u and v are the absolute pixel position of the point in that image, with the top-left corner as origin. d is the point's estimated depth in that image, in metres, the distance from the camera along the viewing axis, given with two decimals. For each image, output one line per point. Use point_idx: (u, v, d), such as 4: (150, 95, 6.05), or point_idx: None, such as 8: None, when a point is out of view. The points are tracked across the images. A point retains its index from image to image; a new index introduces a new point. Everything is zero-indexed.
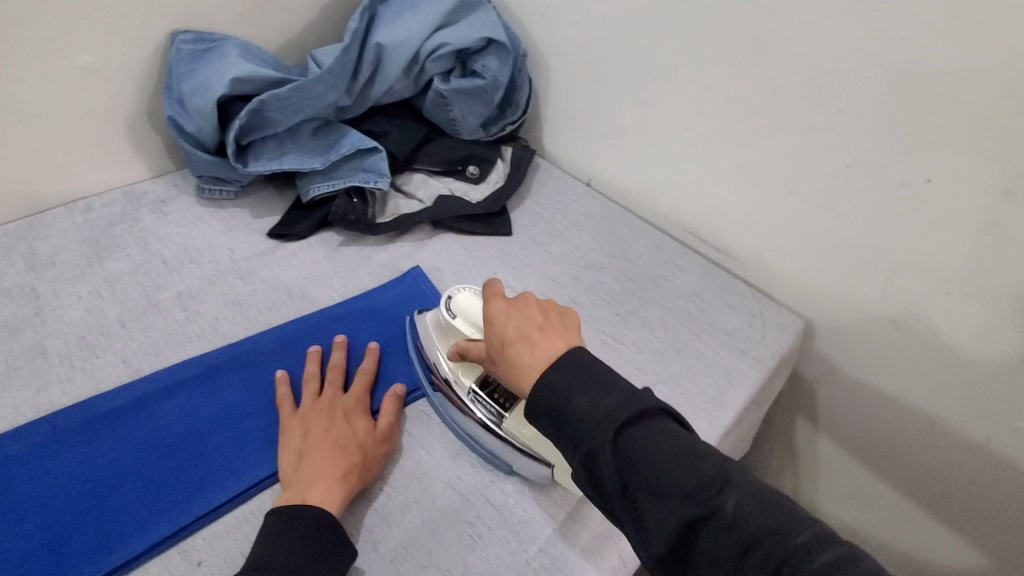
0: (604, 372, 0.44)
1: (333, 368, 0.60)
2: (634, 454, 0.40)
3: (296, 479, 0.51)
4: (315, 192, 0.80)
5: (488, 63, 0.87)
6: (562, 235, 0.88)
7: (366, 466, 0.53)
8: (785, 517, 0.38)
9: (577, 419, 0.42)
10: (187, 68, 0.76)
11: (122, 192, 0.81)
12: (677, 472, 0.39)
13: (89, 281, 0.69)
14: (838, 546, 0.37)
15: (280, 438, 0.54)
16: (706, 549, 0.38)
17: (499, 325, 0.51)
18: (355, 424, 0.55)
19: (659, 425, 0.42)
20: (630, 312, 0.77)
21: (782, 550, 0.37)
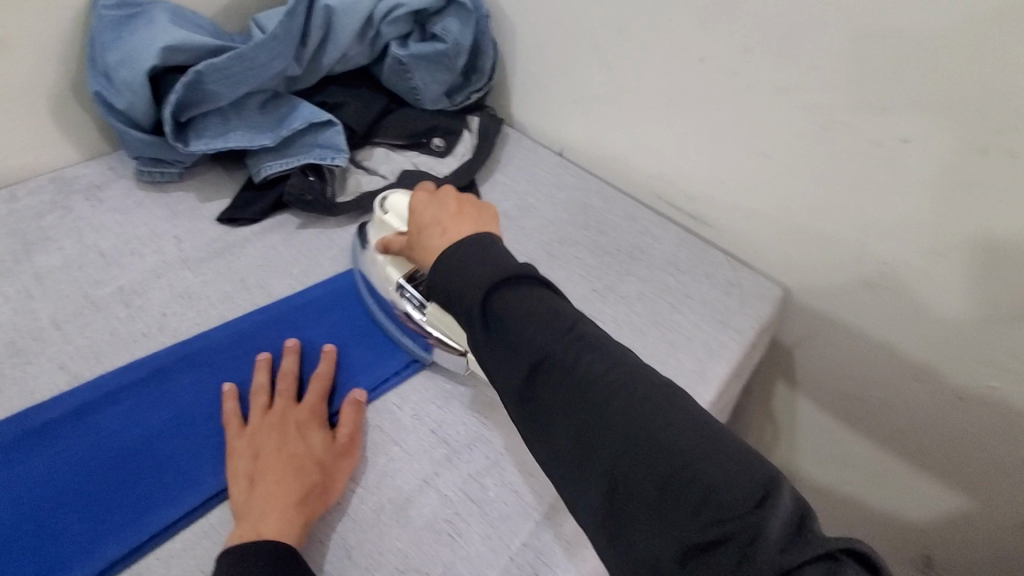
0: (494, 249, 0.45)
1: (284, 377, 0.55)
2: (496, 307, 0.42)
3: (248, 508, 0.46)
4: (267, 172, 0.74)
5: (448, 25, 0.81)
6: (535, 208, 0.84)
7: (326, 485, 0.49)
8: (626, 369, 0.40)
9: (460, 282, 0.43)
10: (110, 37, 0.67)
11: (50, 177, 0.74)
12: (535, 329, 0.41)
13: (16, 280, 0.62)
14: (674, 400, 0.39)
15: (228, 461, 0.50)
16: (554, 390, 0.40)
17: (417, 214, 0.53)
18: (310, 440, 0.51)
19: (526, 288, 0.43)
20: (608, 287, 0.74)
21: (616, 394, 0.39)
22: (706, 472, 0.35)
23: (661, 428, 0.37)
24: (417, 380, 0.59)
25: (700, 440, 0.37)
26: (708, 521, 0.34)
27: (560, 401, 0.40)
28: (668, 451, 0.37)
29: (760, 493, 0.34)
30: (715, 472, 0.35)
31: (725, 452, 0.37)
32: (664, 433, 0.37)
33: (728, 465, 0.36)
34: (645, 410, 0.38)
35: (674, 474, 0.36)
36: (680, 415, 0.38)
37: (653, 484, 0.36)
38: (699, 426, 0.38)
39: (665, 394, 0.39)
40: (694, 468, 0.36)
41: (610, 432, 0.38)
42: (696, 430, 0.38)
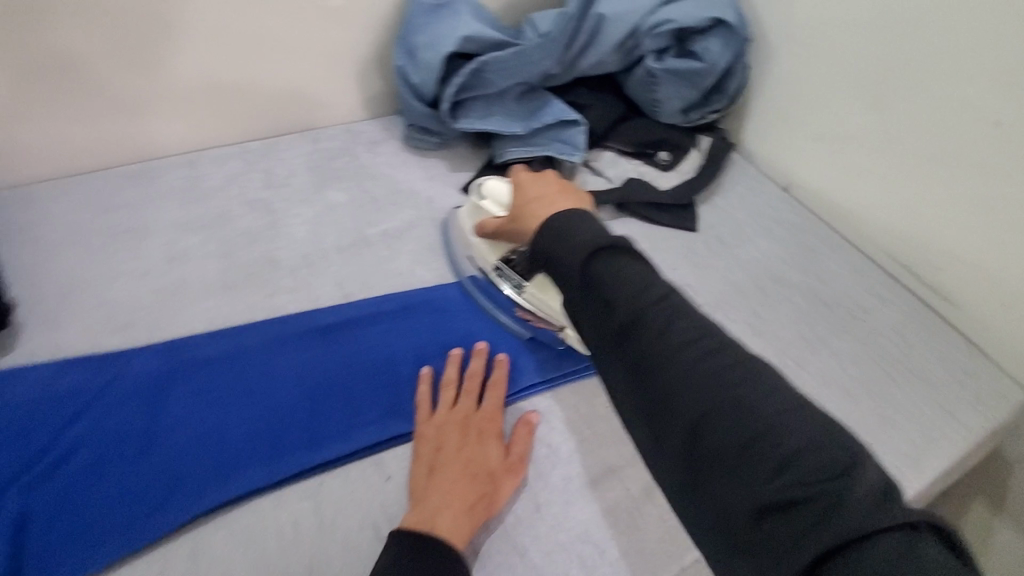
0: (582, 216, 0.51)
1: (472, 377, 0.58)
2: (577, 251, 0.47)
3: (426, 497, 0.50)
4: (510, 156, 0.83)
5: (710, 45, 0.82)
6: (752, 241, 0.82)
7: (494, 497, 0.51)
8: (704, 334, 0.43)
9: (565, 246, 0.49)
10: (422, 22, 0.79)
11: (343, 128, 0.89)
12: (629, 291, 0.45)
13: (314, 207, 0.77)
14: (750, 367, 0.42)
15: (415, 444, 0.54)
16: (640, 350, 0.44)
17: (524, 191, 0.61)
18: (486, 448, 0.53)
19: (618, 255, 0.47)
20: (820, 339, 0.71)
21: (695, 357, 0.42)
22: (783, 435, 0.38)
23: (751, 394, 0.40)
24: None
25: (779, 411, 0.39)
26: (785, 481, 0.37)
27: (653, 356, 0.43)
28: (760, 414, 0.39)
29: (840, 467, 0.37)
30: (801, 440, 0.38)
31: (801, 424, 0.39)
32: (744, 400, 0.40)
33: (801, 431, 0.38)
34: (720, 372, 0.41)
35: (756, 435, 0.38)
36: (758, 381, 0.41)
37: (733, 442, 0.39)
38: (776, 393, 0.40)
39: (736, 359, 0.42)
40: (771, 431, 0.38)
41: (693, 396, 0.41)
42: (773, 399, 0.40)
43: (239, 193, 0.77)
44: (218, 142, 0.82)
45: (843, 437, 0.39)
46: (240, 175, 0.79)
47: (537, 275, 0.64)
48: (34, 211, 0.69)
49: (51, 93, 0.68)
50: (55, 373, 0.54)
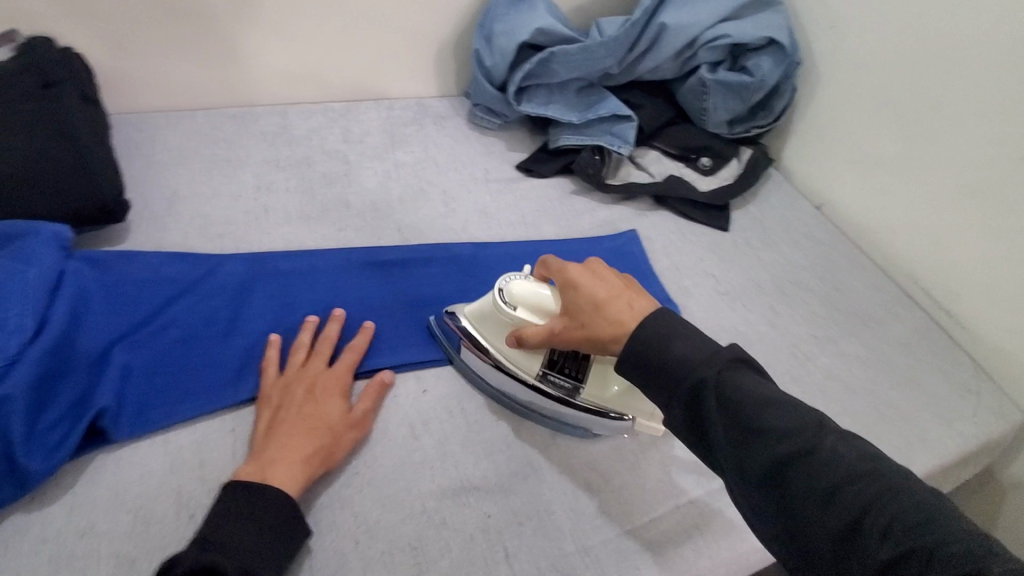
0: (675, 318, 0.48)
1: (325, 341, 0.59)
2: (684, 366, 0.45)
3: (264, 450, 0.50)
4: (563, 142, 0.90)
5: (761, 63, 0.89)
6: (778, 246, 0.88)
7: (331, 451, 0.51)
8: (873, 466, 0.39)
9: (684, 362, 0.45)
10: (502, 12, 0.88)
11: (415, 100, 0.98)
12: (775, 412, 0.41)
13: (383, 163, 0.86)
14: (904, 480, 0.38)
15: (261, 401, 0.54)
16: (793, 489, 0.39)
17: (584, 292, 0.53)
18: (328, 404, 0.53)
19: (732, 363, 0.44)
20: (831, 340, 0.76)
21: (865, 494, 0.37)
22: (965, 570, 0.33)
23: (898, 505, 0.36)
24: None
25: (964, 541, 0.34)
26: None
27: (812, 490, 0.39)
28: (912, 524, 0.36)
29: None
30: (961, 547, 0.34)
31: (981, 551, 0.34)
32: (922, 533, 0.35)
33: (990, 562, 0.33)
34: (893, 503, 0.37)
35: (934, 567, 0.34)
36: (936, 510, 0.36)
37: (908, 572, 0.35)
38: (922, 499, 0.37)
39: (897, 480, 0.38)
40: (951, 562, 0.34)
41: (864, 531, 0.36)
42: (954, 530, 0.35)
43: (321, 143, 0.86)
44: (307, 99, 0.92)
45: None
46: (323, 128, 0.89)
47: (590, 370, 0.58)
48: (149, 134, 0.80)
49: (177, 36, 0.79)
50: (159, 261, 0.62)
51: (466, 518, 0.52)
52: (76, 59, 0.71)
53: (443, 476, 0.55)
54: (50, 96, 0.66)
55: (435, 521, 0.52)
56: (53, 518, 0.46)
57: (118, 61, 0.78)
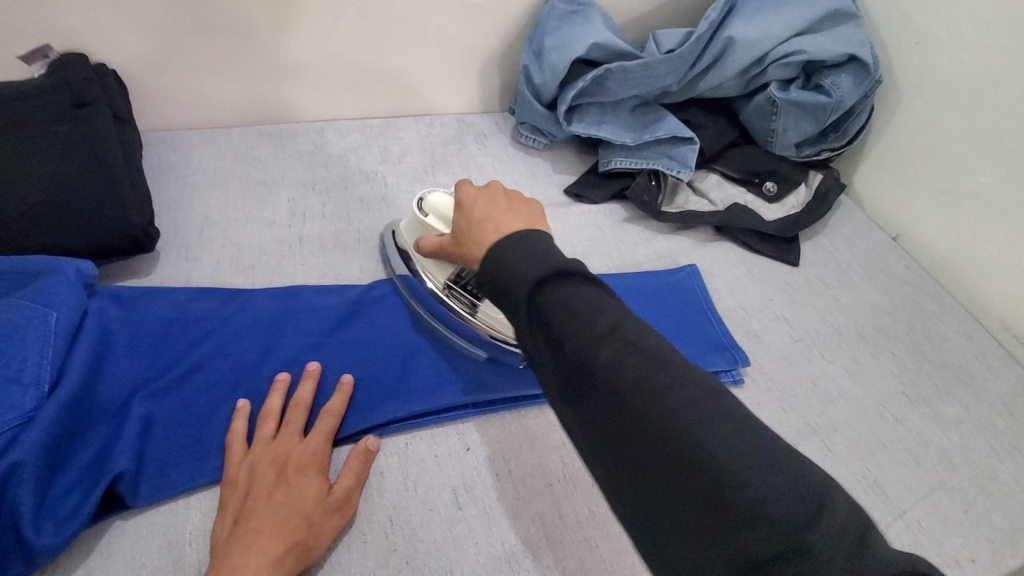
0: (550, 248, 0.41)
1: (296, 406, 0.52)
2: (555, 309, 0.38)
3: (225, 557, 0.42)
4: (616, 165, 0.83)
5: (839, 82, 0.81)
6: (854, 285, 0.79)
7: (309, 546, 0.44)
8: (667, 371, 0.36)
9: (511, 281, 0.39)
10: (553, 26, 0.81)
11: (456, 117, 0.92)
12: (580, 327, 0.37)
13: (424, 186, 0.81)
14: (747, 420, 0.35)
15: (223, 490, 0.46)
16: (590, 393, 0.37)
17: (465, 210, 0.50)
18: (303, 487, 0.46)
19: (582, 285, 0.39)
20: (920, 397, 0.68)
21: (656, 399, 0.35)
22: (754, 489, 0.32)
23: (713, 437, 0.34)
24: None
25: (748, 452, 0.33)
26: (753, 537, 0.31)
27: (605, 404, 0.37)
28: (723, 459, 0.33)
29: (807, 515, 0.31)
30: (768, 486, 0.32)
31: (767, 463, 0.33)
32: (705, 446, 0.33)
33: (777, 476, 0.32)
34: (645, 401, 0.35)
35: (723, 486, 0.32)
36: (712, 410, 0.35)
37: (697, 494, 0.33)
38: (742, 428, 0.34)
39: (727, 415, 0.34)
40: (738, 482, 0.32)
41: (662, 448, 0.34)
42: (695, 419, 0.34)
43: (358, 163, 0.82)
44: (343, 116, 0.88)
45: (817, 474, 0.33)
46: (360, 148, 0.84)
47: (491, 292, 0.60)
48: (182, 154, 0.77)
49: (212, 50, 0.74)
50: (187, 297, 0.58)
51: None
52: (110, 76, 0.68)
53: (490, 555, 0.49)
54: (82, 117, 0.63)
55: None
56: None
57: (150, 76, 0.75)
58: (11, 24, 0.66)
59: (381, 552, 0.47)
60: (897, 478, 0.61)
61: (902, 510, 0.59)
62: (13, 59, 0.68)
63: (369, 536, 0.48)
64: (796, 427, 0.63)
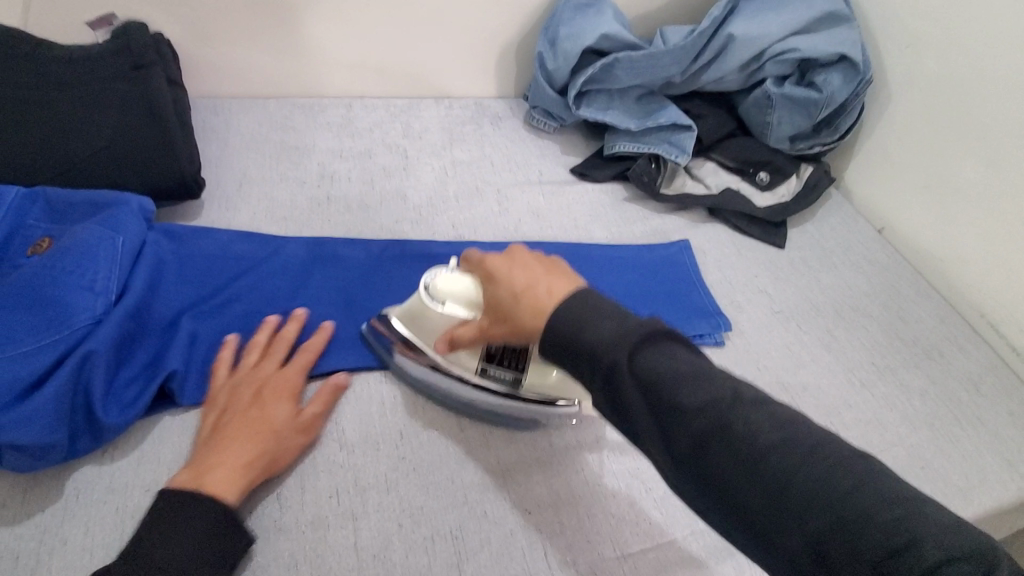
0: (620, 307, 0.43)
1: (280, 341, 0.57)
2: (652, 375, 0.39)
3: (203, 457, 0.48)
4: (619, 148, 0.89)
5: (831, 78, 0.86)
6: (836, 268, 0.85)
7: (275, 455, 0.50)
8: (812, 445, 0.36)
9: (596, 343, 0.41)
10: (568, 17, 0.88)
11: (473, 100, 0.99)
12: (693, 390, 0.39)
13: (442, 160, 0.88)
14: (883, 477, 0.35)
15: (206, 404, 0.52)
16: (718, 464, 0.37)
17: (502, 287, 0.48)
18: (276, 408, 0.52)
19: (677, 348, 0.41)
20: (889, 368, 0.74)
21: (790, 463, 0.36)
22: (910, 545, 0.32)
23: (861, 500, 0.34)
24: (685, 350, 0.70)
25: (920, 518, 0.33)
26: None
27: (741, 474, 0.37)
28: (881, 520, 0.33)
29: (984, 573, 0.31)
30: (933, 543, 0.32)
31: (928, 521, 0.33)
32: (872, 515, 0.33)
33: (939, 532, 0.32)
34: (785, 464, 0.36)
35: (891, 548, 0.32)
36: (862, 475, 0.35)
37: (873, 568, 0.32)
38: (887, 487, 0.34)
39: (864, 473, 0.35)
40: (910, 543, 0.32)
41: (805, 511, 0.35)
42: (852, 485, 0.34)
43: (382, 137, 0.89)
44: (369, 94, 0.95)
45: (979, 535, 0.33)
46: (385, 123, 0.91)
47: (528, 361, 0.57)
48: (224, 119, 0.85)
49: (257, 26, 0.82)
50: (230, 238, 0.65)
51: (506, 513, 0.53)
52: (165, 42, 0.75)
53: (486, 468, 0.55)
54: (139, 76, 0.70)
55: (477, 512, 0.52)
56: (120, 471, 0.49)
57: (200, 46, 0.82)
58: None
59: (391, 459, 0.54)
60: (859, 434, 0.67)
61: None
62: (82, 24, 0.76)
63: (381, 444, 0.55)
64: (770, 384, 0.69)
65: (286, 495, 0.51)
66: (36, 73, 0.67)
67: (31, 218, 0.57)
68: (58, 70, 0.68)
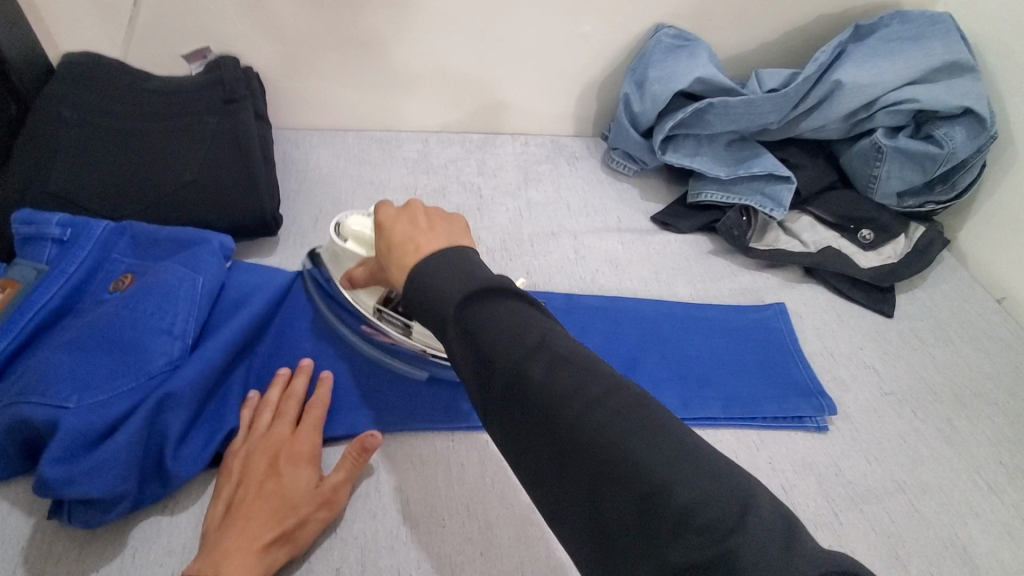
0: (474, 262, 0.39)
1: (289, 398, 0.53)
2: (476, 331, 0.36)
3: (216, 540, 0.44)
4: (707, 198, 0.83)
5: (953, 133, 0.78)
6: (952, 344, 0.76)
7: (295, 534, 0.45)
8: (582, 381, 0.34)
9: (431, 299, 0.38)
10: (658, 58, 0.84)
11: (550, 138, 0.96)
12: (505, 340, 0.35)
13: (515, 201, 0.84)
14: (685, 441, 0.33)
15: (219, 479, 0.48)
16: (529, 416, 0.35)
17: (382, 234, 0.46)
18: (295, 478, 0.47)
19: (511, 303, 0.37)
20: (1021, 470, 0.63)
21: (603, 429, 0.33)
22: (685, 495, 0.30)
23: (673, 472, 0.31)
24: (779, 432, 0.63)
25: (667, 455, 0.32)
26: (683, 542, 0.30)
27: (544, 418, 0.34)
28: (664, 476, 0.31)
29: (734, 514, 0.30)
30: (716, 502, 0.30)
31: (702, 469, 0.31)
32: (639, 461, 0.32)
33: (710, 488, 0.30)
34: (601, 425, 0.33)
35: (685, 513, 0.30)
36: (685, 452, 0.32)
37: (633, 515, 0.31)
38: (679, 445, 0.32)
39: (661, 431, 0.33)
40: (701, 506, 0.30)
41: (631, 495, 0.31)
42: (669, 456, 0.32)
43: (456, 174, 0.86)
44: (446, 129, 0.93)
45: (738, 474, 0.32)
46: (461, 159, 0.89)
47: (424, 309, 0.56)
48: (305, 151, 0.85)
49: (340, 60, 0.82)
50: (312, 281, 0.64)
51: None
52: (254, 76, 0.76)
53: (558, 559, 0.50)
54: (228, 111, 0.71)
55: None
56: (179, 531, 0.47)
57: (285, 80, 0.83)
58: (180, 28, 0.75)
59: (456, 538, 0.50)
60: (989, 550, 0.57)
61: None
62: (178, 58, 0.78)
63: (449, 521, 0.51)
64: (882, 482, 0.60)
65: (347, 572, 0.47)
66: (135, 107, 0.69)
67: (117, 252, 0.57)
68: (155, 102, 0.70)
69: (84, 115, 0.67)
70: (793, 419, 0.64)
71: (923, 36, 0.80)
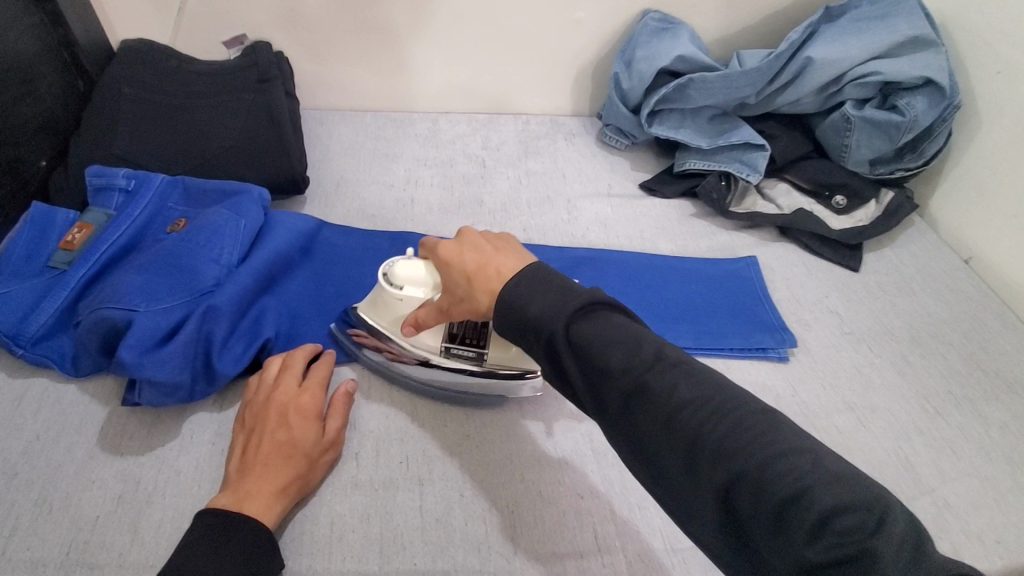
0: (569, 283, 0.45)
1: (293, 359, 0.58)
2: (584, 341, 0.42)
3: (237, 482, 0.49)
4: (689, 166, 0.91)
5: (915, 102, 0.85)
6: (914, 294, 0.82)
7: (307, 479, 0.52)
8: (708, 393, 0.39)
9: (539, 316, 0.43)
10: (645, 40, 0.92)
11: (549, 117, 1.05)
12: (619, 354, 0.41)
13: (515, 170, 0.93)
14: (820, 456, 0.35)
15: (238, 428, 0.54)
16: (644, 425, 0.40)
17: (455, 265, 0.51)
18: (305, 430, 0.53)
19: (611, 317, 0.44)
20: (968, 399, 0.70)
21: (728, 435, 0.37)
22: (825, 501, 0.33)
23: (810, 478, 0.34)
24: (744, 362, 0.71)
25: (807, 466, 0.35)
26: (821, 545, 0.32)
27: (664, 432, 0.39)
28: (794, 481, 0.34)
29: (871, 523, 0.32)
30: (847, 505, 0.33)
31: (832, 478, 0.34)
32: (769, 471, 0.35)
33: (846, 496, 0.33)
34: (723, 431, 0.37)
35: (822, 515, 0.33)
36: (816, 461, 0.35)
37: (769, 517, 0.34)
38: (810, 456, 0.35)
39: (788, 442, 0.36)
40: (831, 507, 0.33)
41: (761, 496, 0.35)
42: (800, 466, 0.35)
43: (463, 147, 0.96)
44: (454, 110, 1.03)
45: (873, 487, 0.34)
46: (468, 135, 0.99)
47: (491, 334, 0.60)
48: (327, 128, 0.95)
49: (359, 46, 0.92)
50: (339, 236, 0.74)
51: (560, 492, 0.55)
52: (285, 61, 0.86)
53: (542, 452, 0.58)
54: (261, 88, 0.81)
55: (532, 490, 0.55)
56: (226, 420, 0.57)
57: (311, 64, 0.93)
58: (221, 17, 0.86)
59: (454, 435, 0.59)
60: (929, 461, 0.64)
61: (927, 484, 0.62)
62: (219, 44, 0.89)
63: (450, 423, 0.60)
64: (834, 402, 0.68)
65: (364, 455, 0.56)
66: (182, 85, 0.80)
67: (171, 202, 0.67)
68: (198, 81, 0.81)
69: (139, 91, 0.78)
70: (758, 350, 0.71)
71: (890, 15, 0.87)
